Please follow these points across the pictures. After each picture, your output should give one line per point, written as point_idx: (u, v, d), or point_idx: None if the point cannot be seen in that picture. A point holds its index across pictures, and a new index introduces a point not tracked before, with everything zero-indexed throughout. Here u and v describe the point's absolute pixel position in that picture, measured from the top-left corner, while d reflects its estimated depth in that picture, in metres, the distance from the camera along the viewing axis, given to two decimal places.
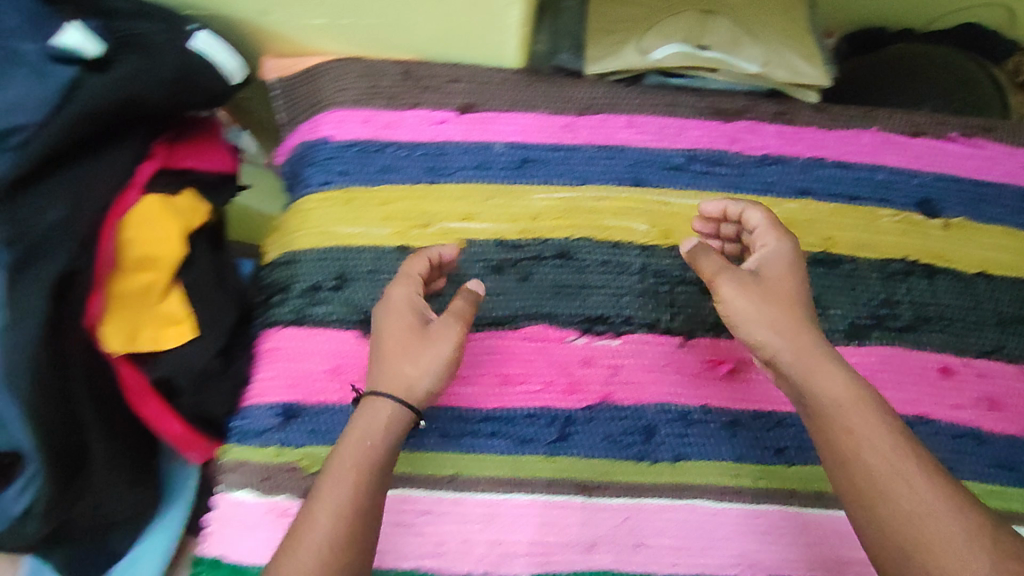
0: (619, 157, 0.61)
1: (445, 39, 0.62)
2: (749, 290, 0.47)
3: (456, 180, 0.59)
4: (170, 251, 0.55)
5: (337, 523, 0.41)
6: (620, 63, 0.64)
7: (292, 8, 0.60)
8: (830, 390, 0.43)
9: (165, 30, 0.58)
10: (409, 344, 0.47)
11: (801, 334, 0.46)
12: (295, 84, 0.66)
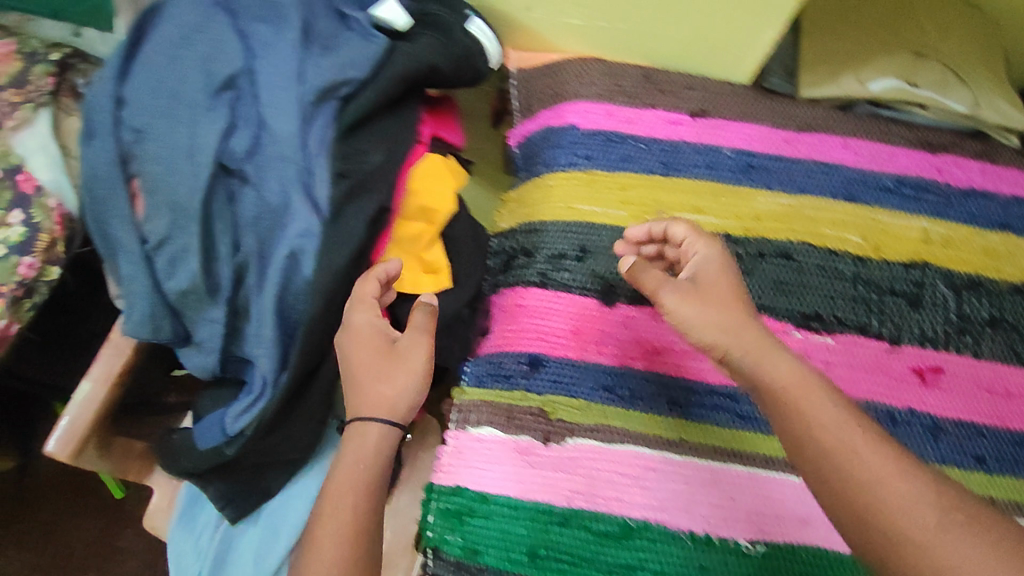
0: (835, 173, 0.66)
1: (689, 50, 0.68)
2: (686, 295, 0.49)
3: (690, 174, 0.65)
4: (445, 207, 0.62)
5: (343, 536, 0.48)
6: (839, 90, 0.69)
7: (557, 6, 0.66)
8: (776, 375, 0.44)
9: (451, 13, 0.65)
10: (383, 365, 0.53)
11: (751, 328, 0.47)
12: (533, 77, 0.72)
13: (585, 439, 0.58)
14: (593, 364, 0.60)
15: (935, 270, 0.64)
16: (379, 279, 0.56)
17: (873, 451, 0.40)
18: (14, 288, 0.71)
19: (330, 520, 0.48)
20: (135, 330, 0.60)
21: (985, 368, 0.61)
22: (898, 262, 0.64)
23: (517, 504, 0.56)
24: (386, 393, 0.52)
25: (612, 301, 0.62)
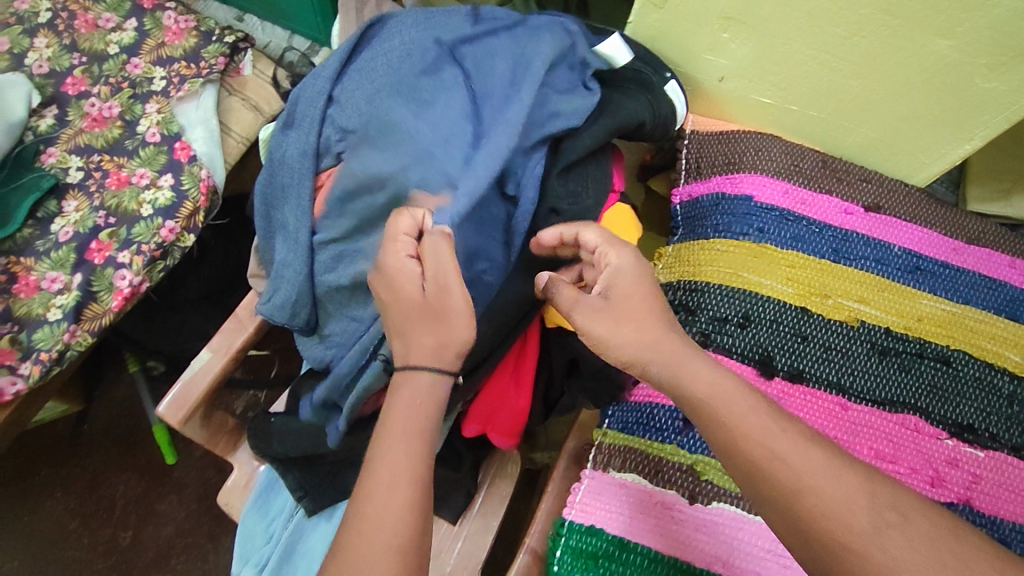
0: (1000, 290, 0.67)
1: (874, 148, 0.70)
2: (599, 314, 0.52)
3: (858, 265, 0.67)
4: None
5: (396, 494, 0.48)
6: (1012, 210, 0.71)
7: (755, 84, 0.69)
8: (693, 382, 0.48)
9: (654, 75, 0.68)
10: (421, 317, 0.54)
11: (665, 340, 0.50)
12: (708, 143, 0.75)
13: (730, 506, 0.57)
14: None
15: None
16: (412, 220, 0.57)
17: (799, 457, 0.44)
18: (155, 248, 0.91)
19: (385, 484, 0.48)
20: (273, 312, 0.69)
21: None
22: None
23: (656, 559, 0.56)
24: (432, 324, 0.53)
25: (770, 374, 0.62)
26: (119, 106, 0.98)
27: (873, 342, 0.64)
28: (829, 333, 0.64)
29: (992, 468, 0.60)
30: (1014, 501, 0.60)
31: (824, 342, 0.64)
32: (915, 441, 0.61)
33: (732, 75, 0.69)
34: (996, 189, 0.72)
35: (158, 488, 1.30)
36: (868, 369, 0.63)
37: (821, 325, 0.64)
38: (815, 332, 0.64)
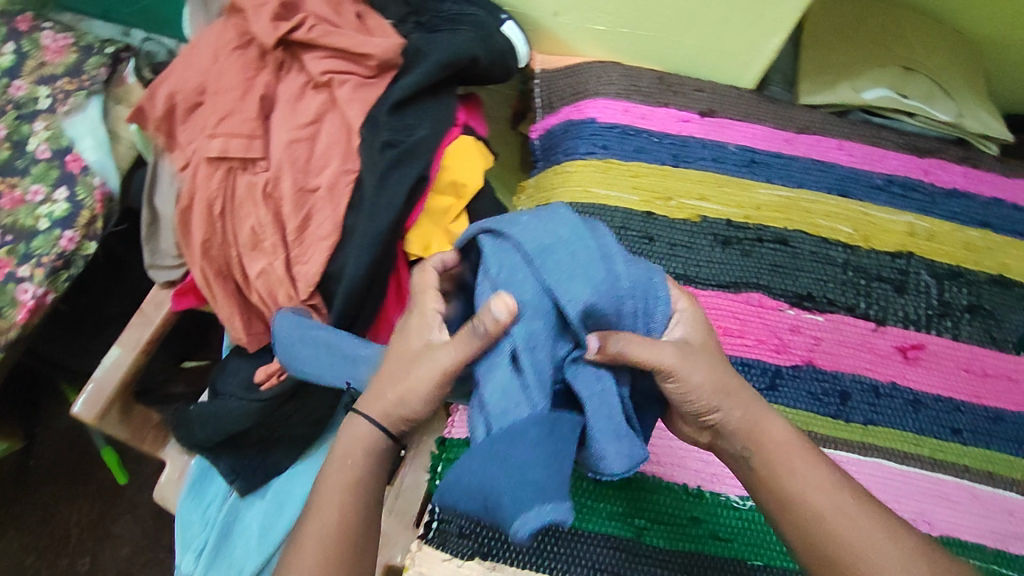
0: (830, 171, 0.73)
1: (700, 58, 0.76)
2: (690, 358, 0.46)
3: (696, 166, 0.72)
4: (474, 181, 0.67)
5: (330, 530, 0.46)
6: (836, 98, 0.78)
7: (583, 14, 0.74)
8: (771, 435, 0.47)
9: (488, 16, 0.73)
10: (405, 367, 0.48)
11: (743, 393, 0.48)
12: (555, 77, 0.80)
13: None
14: None
15: (918, 261, 0.70)
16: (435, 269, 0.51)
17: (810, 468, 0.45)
18: (55, 259, 0.93)
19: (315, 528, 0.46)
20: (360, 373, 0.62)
21: (961, 348, 0.65)
22: (883, 251, 0.70)
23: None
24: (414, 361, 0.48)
25: None
26: (6, 129, 0.99)
27: (717, 232, 0.69)
28: (672, 231, 0.69)
29: (837, 331, 0.65)
30: (857, 357, 0.64)
31: (667, 239, 0.69)
32: (765, 315, 0.66)
33: (562, 9, 0.75)
34: (820, 82, 0.79)
35: (112, 510, 1.27)
36: (714, 257, 0.68)
37: (665, 225, 0.69)
38: (659, 232, 0.69)
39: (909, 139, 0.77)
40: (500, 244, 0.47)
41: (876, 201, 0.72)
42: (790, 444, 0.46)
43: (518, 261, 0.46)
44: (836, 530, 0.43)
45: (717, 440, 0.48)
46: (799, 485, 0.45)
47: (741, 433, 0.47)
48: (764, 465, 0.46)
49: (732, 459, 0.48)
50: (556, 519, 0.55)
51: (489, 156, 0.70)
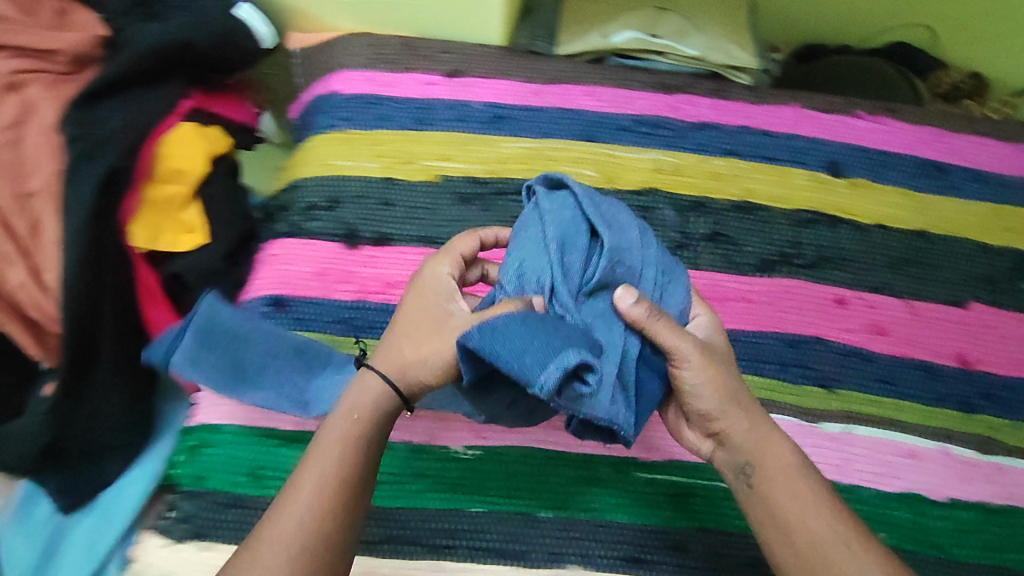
0: (577, 118, 0.73)
1: (442, 18, 0.75)
2: (716, 360, 0.48)
3: (439, 128, 0.72)
4: (196, 166, 0.67)
5: (326, 496, 0.44)
6: (583, 46, 0.77)
7: None
8: (777, 456, 0.47)
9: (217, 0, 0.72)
10: (426, 328, 0.48)
11: (761, 419, 0.49)
12: (311, 54, 0.78)
13: None
14: (328, 300, 0.66)
15: (661, 196, 0.71)
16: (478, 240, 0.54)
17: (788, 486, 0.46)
18: None
19: (287, 511, 0.43)
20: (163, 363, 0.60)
21: (699, 275, 0.67)
22: (627, 191, 0.71)
23: (246, 433, 0.63)
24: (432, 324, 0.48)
25: (353, 243, 0.68)
26: None
27: (459, 191, 0.70)
28: (412, 195, 0.70)
29: None
30: None
31: (406, 204, 0.69)
32: None
33: None
34: (569, 31, 0.78)
35: None
36: (455, 216, 0.69)
37: (405, 190, 0.70)
38: (399, 197, 0.69)
39: (666, 78, 0.76)
40: (551, 212, 0.49)
41: (622, 142, 0.72)
42: (784, 472, 0.47)
43: (653, 263, 0.49)
44: (844, 556, 0.43)
45: (720, 448, 0.49)
46: (783, 499, 0.46)
47: (746, 447, 0.48)
48: (759, 481, 0.47)
49: (731, 470, 0.49)
50: (274, 492, 0.60)
51: (225, 139, 0.71)
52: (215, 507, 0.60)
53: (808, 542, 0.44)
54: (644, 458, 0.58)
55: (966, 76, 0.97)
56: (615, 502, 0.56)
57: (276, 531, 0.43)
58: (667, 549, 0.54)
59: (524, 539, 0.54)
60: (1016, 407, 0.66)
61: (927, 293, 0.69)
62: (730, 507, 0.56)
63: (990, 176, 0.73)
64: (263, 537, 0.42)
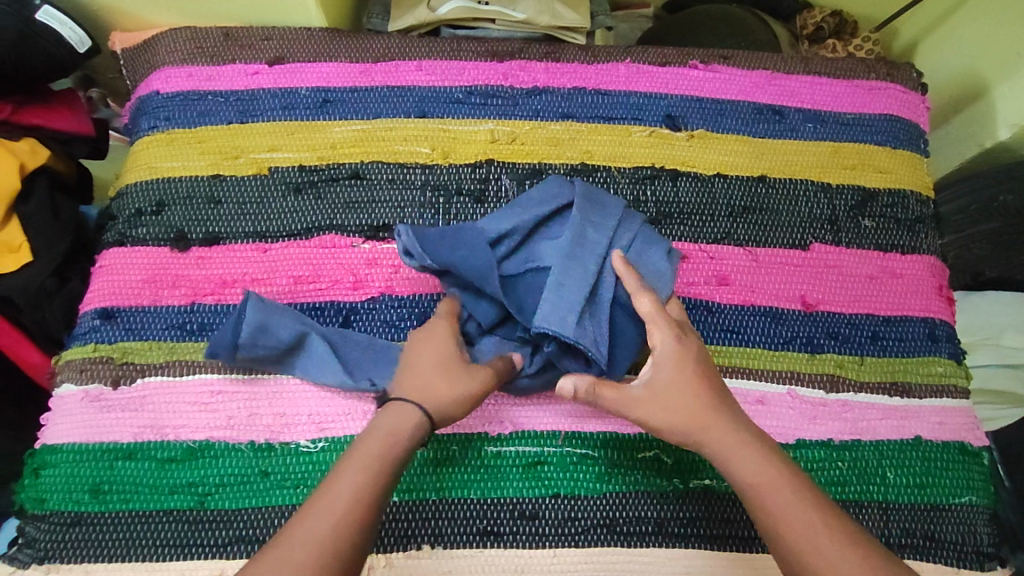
0: (408, 95, 0.72)
1: (259, 3, 0.72)
2: (646, 398, 0.53)
3: (265, 118, 0.70)
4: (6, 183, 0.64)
5: (356, 511, 0.46)
6: (414, 19, 0.78)
7: None
8: (743, 470, 0.50)
9: None
10: (450, 339, 0.55)
11: (715, 430, 0.52)
12: (135, 54, 0.73)
13: (154, 376, 0.61)
14: (164, 305, 0.63)
15: (499, 166, 0.70)
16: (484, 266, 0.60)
17: (787, 506, 0.48)
18: None
19: (325, 514, 0.46)
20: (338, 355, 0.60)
21: None
22: (463, 165, 0.69)
23: (83, 449, 0.59)
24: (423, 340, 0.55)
25: (184, 246, 0.65)
26: None
27: (291, 181, 0.68)
28: (240, 190, 0.68)
29: None
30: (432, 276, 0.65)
31: (235, 200, 0.67)
32: (340, 254, 0.66)
33: None
34: (400, 6, 0.79)
35: None
36: (288, 208, 0.67)
37: (233, 186, 0.68)
38: (227, 194, 0.67)
39: (502, 45, 0.74)
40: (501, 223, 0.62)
41: (457, 115, 0.71)
42: (763, 483, 0.49)
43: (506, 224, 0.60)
44: (808, 553, 0.47)
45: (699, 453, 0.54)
46: (777, 509, 0.48)
47: (713, 460, 0.52)
48: (748, 500, 0.50)
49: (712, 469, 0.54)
50: (116, 508, 0.58)
51: (41, 152, 0.69)
52: (54, 528, 0.58)
53: (775, 535, 0.48)
54: (496, 432, 0.61)
55: (829, 14, 0.97)
56: (464, 479, 0.60)
57: (310, 535, 0.45)
58: (511, 520, 0.59)
59: (376, 523, 0.58)
60: (859, 343, 0.67)
61: (770, 239, 0.69)
62: (576, 475, 0.60)
63: (825, 114, 0.75)
64: (306, 516, 0.46)
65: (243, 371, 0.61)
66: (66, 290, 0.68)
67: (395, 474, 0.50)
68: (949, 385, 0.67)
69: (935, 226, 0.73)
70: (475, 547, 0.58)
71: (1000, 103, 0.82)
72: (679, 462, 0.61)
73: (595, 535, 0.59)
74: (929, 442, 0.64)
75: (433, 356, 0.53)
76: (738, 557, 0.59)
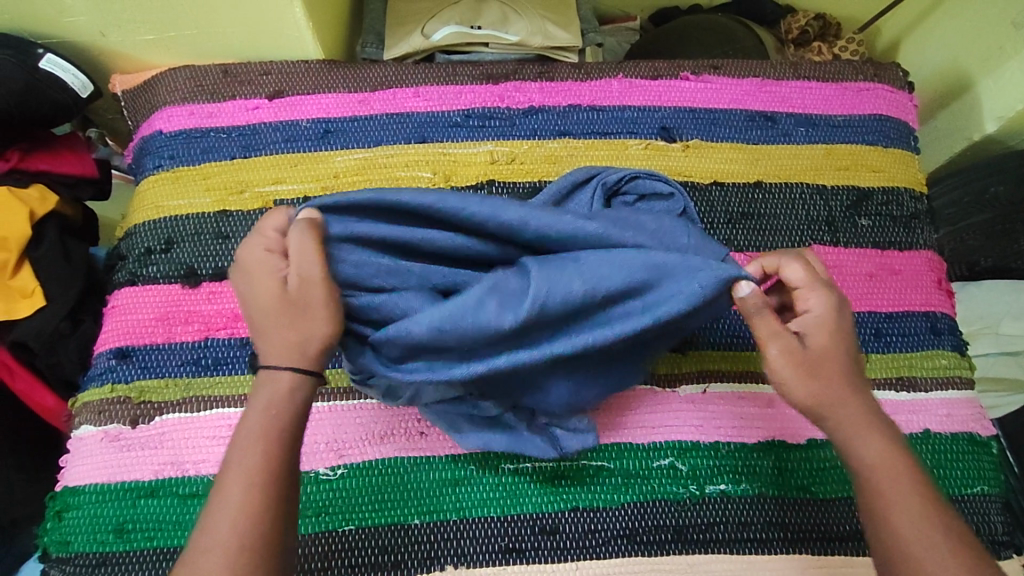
0: (407, 121, 0.73)
1: (257, 39, 0.74)
2: (792, 357, 0.47)
3: (269, 152, 0.71)
4: (16, 230, 0.67)
5: (256, 498, 0.41)
6: (409, 47, 0.81)
7: (124, 28, 0.70)
8: (869, 453, 0.46)
9: (15, 54, 0.67)
10: (283, 311, 0.44)
11: (850, 402, 0.47)
12: (137, 95, 0.75)
13: (171, 414, 0.62)
14: (178, 342, 0.64)
15: (501, 185, 0.71)
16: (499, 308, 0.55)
17: (906, 517, 0.43)
18: None
19: (227, 510, 0.41)
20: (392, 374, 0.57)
21: None
22: (465, 186, 0.71)
23: (105, 489, 0.60)
24: (264, 304, 0.44)
25: (194, 281, 0.66)
26: None
27: None
28: (247, 225, 0.69)
29: None
30: None
31: (243, 234, 0.68)
32: None
33: (103, 27, 0.70)
34: (394, 34, 0.82)
35: None
36: None
37: (239, 221, 0.69)
38: (234, 229, 0.68)
39: (496, 68, 0.76)
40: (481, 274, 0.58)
41: (454, 138, 0.73)
42: (886, 464, 0.45)
43: None
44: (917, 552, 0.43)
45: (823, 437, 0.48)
46: (880, 497, 0.45)
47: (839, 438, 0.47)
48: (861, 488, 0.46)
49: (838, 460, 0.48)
50: (140, 547, 0.58)
51: (51, 198, 0.72)
52: (79, 570, 0.58)
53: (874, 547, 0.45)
54: (511, 450, 0.61)
55: (812, 19, 1.00)
56: (483, 498, 0.60)
57: (215, 539, 0.40)
58: (533, 535, 0.59)
59: (398, 547, 0.58)
60: (863, 341, 0.68)
61: (769, 244, 0.71)
62: (593, 487, 0.61)
63: (816, 118, 0.76)
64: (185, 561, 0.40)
65: None
66: (80, 332, 0.70)
67: (292, 447, 0.44)
68: (954, 377, 0.68)
69: (930, 221, 0.75)
70: (499, 565, 0.58)
71: (985, 98, 0.84)
72: (694, 468, 0.62)
73: (615, 545, 0.59)
74: (938, 435, 0.65)
75: (277, 307, 0.44)
76: (759, 560, 0.60)
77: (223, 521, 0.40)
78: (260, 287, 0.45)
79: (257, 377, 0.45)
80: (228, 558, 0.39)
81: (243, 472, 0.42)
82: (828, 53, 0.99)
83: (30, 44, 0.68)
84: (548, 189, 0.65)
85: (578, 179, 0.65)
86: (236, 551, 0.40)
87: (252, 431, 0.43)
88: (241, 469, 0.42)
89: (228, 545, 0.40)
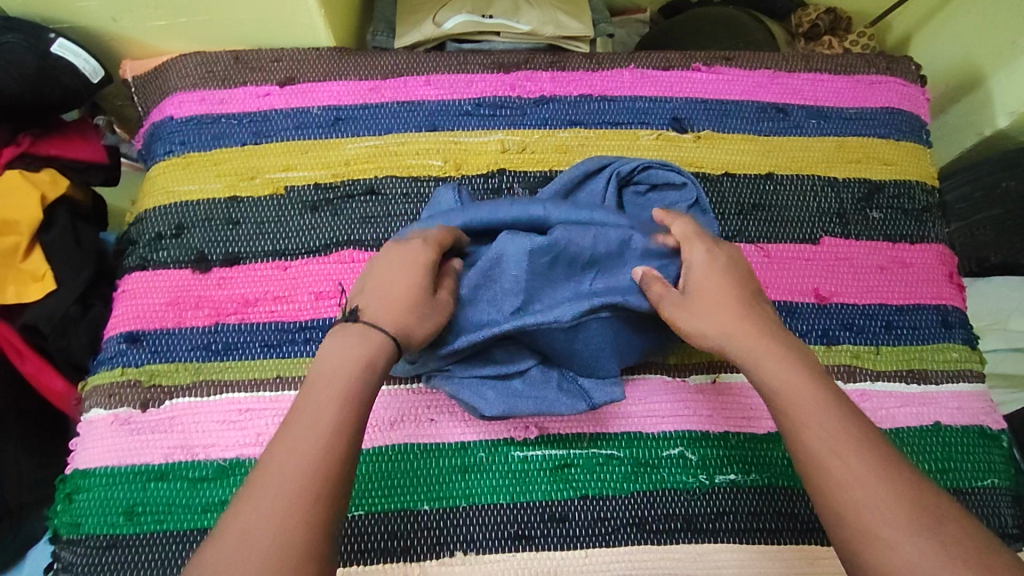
0: (418, 109, 0.73)
1: (269, 26, 0.74)
2: (686, 304, 0.53)
3: (279, 138, 0.71)
4: (27, 212, 0.66)
5: (332, 443, 0.42)
6: (420, 35, 0.81)
7: (136, 13, 0.70)
8: (778, 381, 0.48)
9: (26, 38, 0.67)
10: (417, 303, 0.50)
11: (759, 339, 0.50)
12: (147, 81, 0.75)
13: (181, 398, 0.62)
14: (188, 327, 0.64)
15: (512, 174, 0.71)
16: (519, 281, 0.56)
17: (827, 443, 0.44)
18: None
19: (296, 450, 0.42)
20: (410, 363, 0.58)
21: None
22: (475, 175, 0.71)
23: (115, 472, 0.60)
24: (392, 288, 0.50)
25: (205, 267, 0.66)
26: None
27: (306, 199, 0.69)
28: (257, 211, 0.69)
29: None
30: None
31: (253, 220, 0.68)
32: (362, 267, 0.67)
33: (115, 12, 0.70)
34: (405, 23, 0.81)
35: None
36: (307, 224, 0.68)
37: (250, 207, 0.69)
38: (245, 215, 0.68)
39: (508, 57, 0.76)
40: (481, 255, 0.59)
41: (465, 126, 0.72)
42: (795, 391, 0.47)
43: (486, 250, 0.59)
44: (841, 474, 0.43)
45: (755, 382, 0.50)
46: (794, 422, 0.46)
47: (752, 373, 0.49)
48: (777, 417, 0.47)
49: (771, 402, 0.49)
50: (151, 530, 0.58)
51: (62, 182, 0.72)
52: (89, 552, 0.58)
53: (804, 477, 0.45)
54: (521, 438, 0.61)
55: (824, 12, 0.99)
56: (493, 485, 0.60)
57: (283, 474, 0.41)
58: (543, 523, 0.59)
59: (407, 533, 0.58)
60: (874, 333, 0.68)
61: (780, 236, 0.70)
62: (603, 476, 0.61)
63: (828, 110, 0.76)
64: (251, 493, 0.41)
65: (270, 388, 0.62)
66: (90, 316, 0.70)
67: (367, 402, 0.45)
68: (965, 370, 0.68)
69: (941, 214, 0.74)
70: (508, 551, 0.58)
71: (997, 93, 0.84)
72: (704, 458, 0.62)
73: (624, 534, 0.59)
74: (949, 427, 0.65)
75: (404, 293, 0.50)
76: (768, 550, 0.60)
77: (297, 457, 0.41)
78: (384, 272, 0.51)
79: (333, 332, 0.48)
80: (297, 494, 0.40)
81: (318, 417, 0.43)
82: (839, 47, 0.98)
83: (41, 28, 0.68)
84: (559, 178, 0.65)
85: (590, 168, 0.65)
86: (307, 488, 0.40)
87: (327, 383, 0.45)
88: (319, 412, 0.43)
89: (296, 482, 0.40)
